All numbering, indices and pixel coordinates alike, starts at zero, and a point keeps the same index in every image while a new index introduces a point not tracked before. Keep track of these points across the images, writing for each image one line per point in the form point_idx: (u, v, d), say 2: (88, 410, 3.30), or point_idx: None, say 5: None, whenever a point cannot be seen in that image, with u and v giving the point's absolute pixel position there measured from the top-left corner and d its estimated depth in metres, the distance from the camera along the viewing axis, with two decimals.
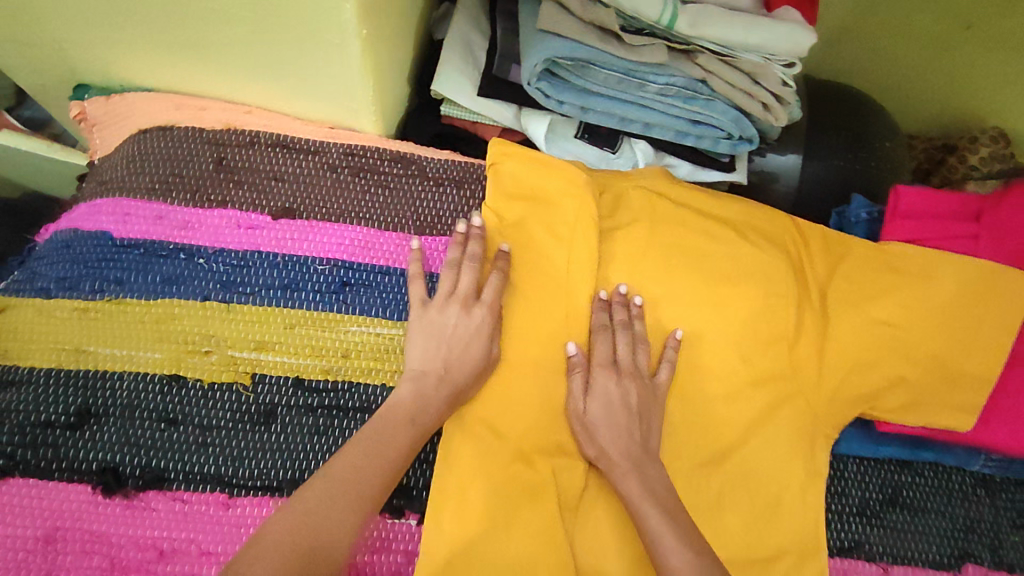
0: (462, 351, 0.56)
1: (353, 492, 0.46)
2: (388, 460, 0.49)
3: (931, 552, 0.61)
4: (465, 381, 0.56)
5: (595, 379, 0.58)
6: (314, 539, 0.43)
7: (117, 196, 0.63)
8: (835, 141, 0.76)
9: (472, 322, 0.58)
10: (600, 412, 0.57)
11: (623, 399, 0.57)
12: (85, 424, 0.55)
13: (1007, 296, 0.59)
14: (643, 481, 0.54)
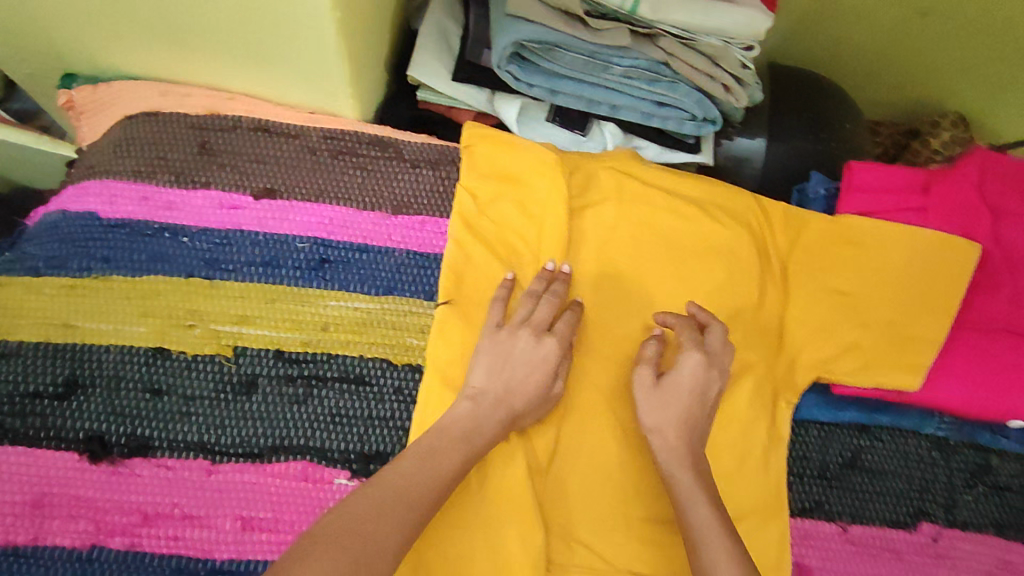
0: (526, 375, 0.56)
1: (404, 500, 0.46)
2: (440, 470, 0.49)
3: (888, 512, 0.64)
4: (525, 412, 0.57)
5: (670, 378, 0.58)
6: (370, 548, 0.42)
7: (102, 178, 0.64)
8: (796, 122, 0.80)
9: (540, 350, 0.58)
10: (675, 412, 0.56)
11: (695, 406, 0.57)
12: (73, 394, 0.57)
13: (954, 264, 0.62)
14: (700, 489, 0.53)
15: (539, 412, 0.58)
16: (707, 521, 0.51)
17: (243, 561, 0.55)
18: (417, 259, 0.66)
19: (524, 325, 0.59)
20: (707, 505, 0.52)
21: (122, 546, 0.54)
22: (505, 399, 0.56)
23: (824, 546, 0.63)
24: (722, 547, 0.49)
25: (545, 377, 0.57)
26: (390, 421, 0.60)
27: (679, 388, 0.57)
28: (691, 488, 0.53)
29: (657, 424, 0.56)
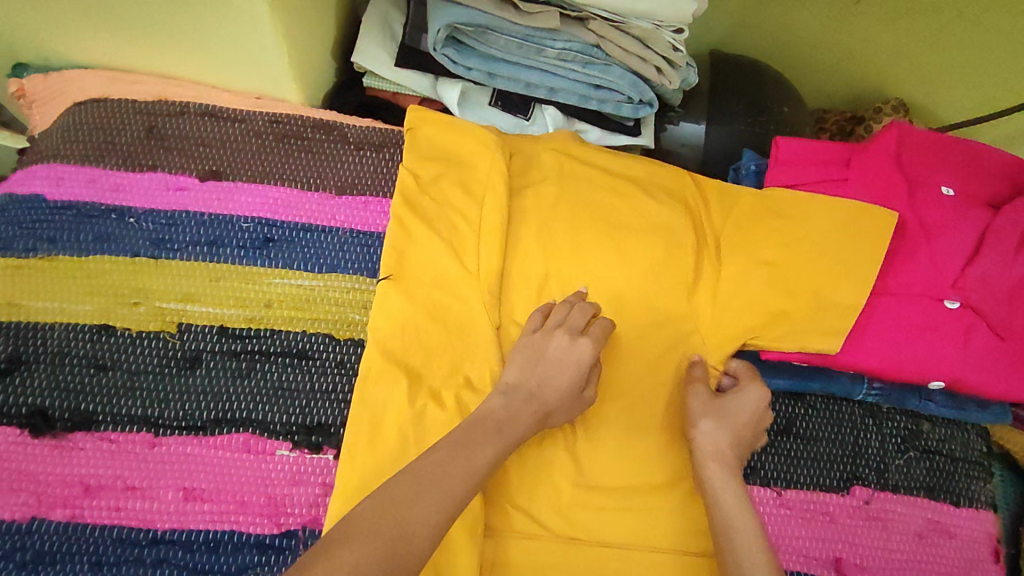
0: (560, 373, 0.58)
1: (446, 499, 0.46)
2: (474, 463, 0.49)
3: (822, 477, 0.66)
4: (555, 409, 0.57)
5: (727, 398, 0.61)
6: (406, 536, 0.42)
7: (50, 162, 0.66)
8: (735, 106, 0.84)
9: (576, 350, 0.59)
10: (730, 429, 0.59)
11: (749, 429, 0.60)
12: (17, 369, 0.58)
13: (875, 234, 0.64)
14: (744, 498, 0.55)
15: (568, 411, 0.59)
16: (748, 526, 0.53)
17: (185, 530, 0.56)
18: (360, 238, 0.67)
19: (562, 328, 0.60)
20: (749, 516, 0.53)
21: (63, 518, 0.55)
22: (542, 394, 0.57)
23: (758, 510, 0.64)
24: (762, 554, 0.50)
25: (578, 374, 0.58)
26: (332, 394, 0.61)
27: (736, 410, 0.60)
28: (735, 502, 0.54)
29: (710, 434, 0.59)
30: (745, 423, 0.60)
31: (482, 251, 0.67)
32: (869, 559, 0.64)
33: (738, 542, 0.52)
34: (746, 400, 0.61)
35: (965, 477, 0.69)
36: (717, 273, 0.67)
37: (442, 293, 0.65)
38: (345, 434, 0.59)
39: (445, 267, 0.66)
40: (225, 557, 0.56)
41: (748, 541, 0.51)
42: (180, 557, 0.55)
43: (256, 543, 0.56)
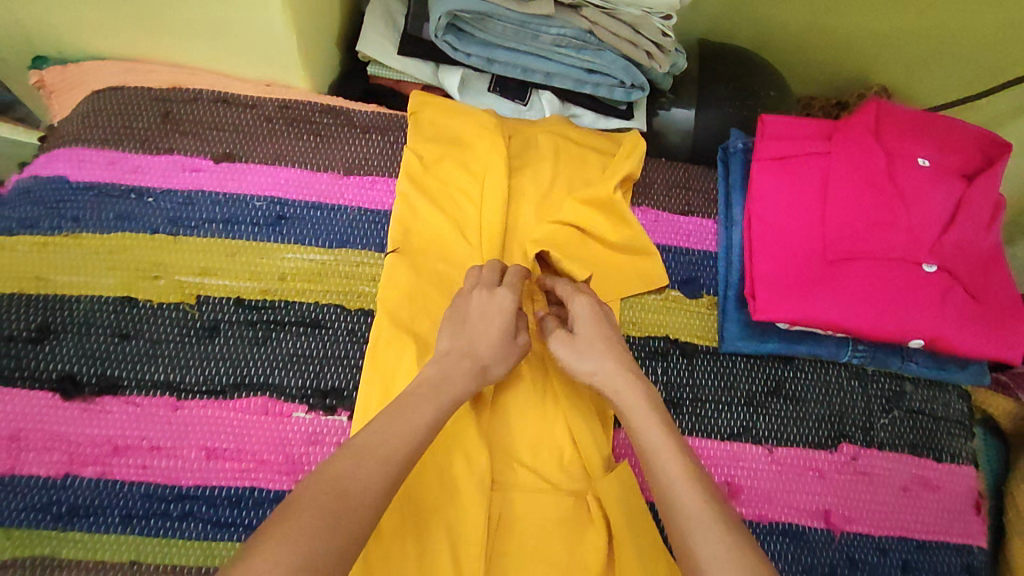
0: (486, 326, 0.61)
1: (388, 469, 0.48)
2: (413, 428, 0.51)
3: (812, 435, 0.70)
4: (491, 360, 0.60)
5: (578, 326, 0.64)
6: (346, 504, 0.44)
7: (72, 146, 0.69)
8: (724, 90, 0.87)
9: (496, 302, 0.63)
10: (598, 351, 0.61)
11: (611, 338, 0.63)
12: (46, 338, 0.61)
13: (856, 203, 0.68)
14: (649, 412, 0.57)
15: (505, 361, 0.62)
16: (661, 441, 0.54)
17: (207, 486, 0.59)
18: (368, 215, 0.71)
19: (478, 287, 0.64)
20: (655, 426, 0.56)
21: (94, 474, 0.58)
22: (473, 346, 0.60)
23: (751, 467, 0.68)
24: (677, 463, 0.52)
25: (506, 323, 0.62)
26: (345, 359, 0.65)
27: (591, 330, 0.63)
28: (661, 444, 0.54)
29: (586, 371, 0.61)
30: (603, 333, 0.63)
31: (484, 226, 0.70)
32: (857, 512, 0.68)
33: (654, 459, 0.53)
34: (582, 318, 0.64)
35: (946, 434, 0.72)
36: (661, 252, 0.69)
37: (447, 265, 0.69)
38: (357, 397, 0.63)
39: (447, 241, 0.70)
40: (246, 510, 0.59)
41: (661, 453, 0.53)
42: (205, 510, 0.59)
43: (275, 498, 0.60)
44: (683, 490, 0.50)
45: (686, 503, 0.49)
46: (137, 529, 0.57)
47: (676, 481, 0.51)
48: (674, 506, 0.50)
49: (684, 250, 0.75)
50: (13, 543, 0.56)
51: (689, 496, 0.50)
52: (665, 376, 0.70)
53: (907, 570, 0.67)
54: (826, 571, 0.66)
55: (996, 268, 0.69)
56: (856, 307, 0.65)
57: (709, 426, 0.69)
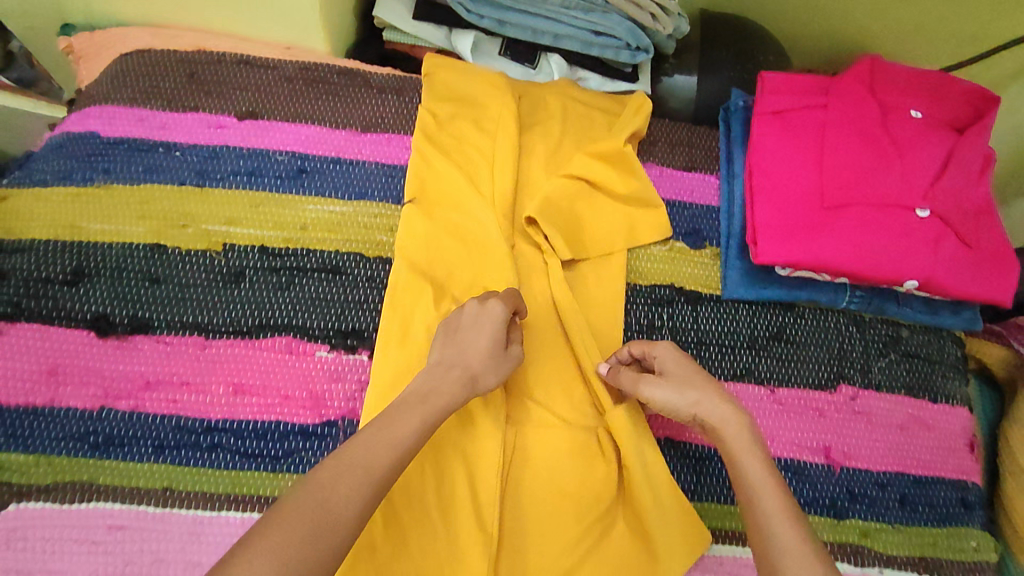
0: (474, 339, 0.60)
1: (369, 483, 0.47)
2: (396, 440, 0.50)
3: (811, 377, 0.73)
4: (481, 369, 0.59)
5: (667, 366, 0.62)
6: (326, 517, 0.44)
7: (102, 104, 0.73)
8: (724, 55, 0.91)
9: (486, 313, 0.61)
10: (696, 385, 0.59)
11: (703, 373, 0.61)
12: (81, 281, 0.64)
13: (853, 154, 0.70)
14: (751, 446, 0.55)
15: (497, 371, 0.60)
16: (763, 477, 0.53)
17: (235, 420, 0.62)
18: (385, 169, 0.74)
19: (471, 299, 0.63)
20: (758, 466, 0.53)
21: (128, 407, 0.61)
22: (462, 357, 0.59)
23: (754, 406, 0.71)
24: (779, 503, 0.51)
25: (496, 333, 0.60)
26: (365, 303, 0.68)
27: (682, 368, 0.61)
28: (763, 484, 0.52)
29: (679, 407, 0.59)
30: (696, 371, 0.61)
31: (495, 180, 0.73)
32: (855, 449, 0.71)
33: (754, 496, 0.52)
34: (668, 359, 0.62)
35: (941, 377, 0.75)
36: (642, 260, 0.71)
37: (461, 213, 0.72)
38: (377, 336, 0.66)
39: (460, 192, 0.72)
40: (272, 442, 0.62)
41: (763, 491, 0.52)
42: (233, 442, 0.62)
43: (300, 431, 0.63)
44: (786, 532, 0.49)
45: (789, 545, 0.48)
46: (169, 458, 0.60)
47: (778, 521, 0.50)
48: (775, 546, 0.49)
49: (687, 204, 0.78)
50: (53, 469, 0.59)
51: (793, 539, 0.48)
52: (671, 321, 0.73)
53: (905, 503, 0.70)
54: (826, 503, 0.68)
55: (988, 216, 0.72)
56: (859, 252, 0.68)
57: (713, 368, 0.72)
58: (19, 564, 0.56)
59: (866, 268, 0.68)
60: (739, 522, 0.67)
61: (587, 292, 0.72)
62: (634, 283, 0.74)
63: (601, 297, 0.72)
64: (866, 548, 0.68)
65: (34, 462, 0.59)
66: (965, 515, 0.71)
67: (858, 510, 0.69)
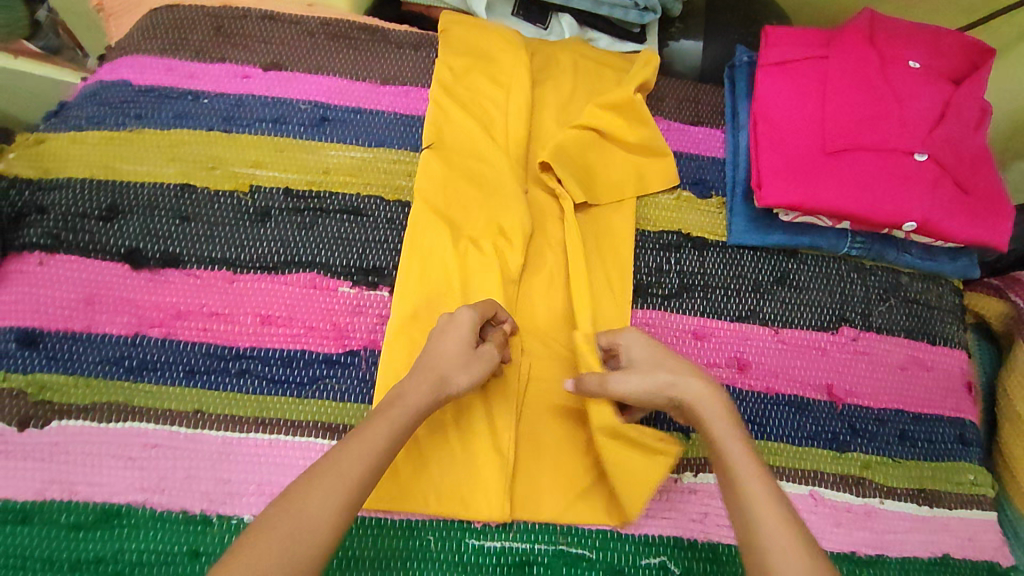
0: (442, 347, 0.59)
1: (343, 492, 0.48)
2: (371, 446, 0.51)
3: (814, 319, 0.75)
4: (448, 370, 0.58)
5: (634, 354, 0.62)
6: (303, 533, 0.46)
7: (133, 55, 0.76)
8: (731, 19, 0.94)
9: (455, 322, 0.61)
10: (669, 369, 0.60)
11: (673, 357, 0.61)
12: (116, 217, 0.67)
13: (852, 104, 0.73)
14: (726, 425, 0.56)
15: (469, 372, 0.59)
16: (742, 459, 0.53)
17: (262, 348, 0.65)
18: (404, 119, 0.77)
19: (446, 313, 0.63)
20: (738, 450, 0.54)
21: (160, 335, 0.64)
22: (427, 362, 0.58)
23: (759, 345, 0.73)
24: (759, 484, 0.52)
25: (462, 335, 0.60)
26: (385, 243, 0.70)
27: (649, 354, 0.62)
28: (744, 468, 0.53)
29: (650, 390, 0.59)
30: (664, 355, 0.61)
31: (509, 129, 0.76)
32: (857, 387, 0.73)
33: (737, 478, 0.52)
34: (636, 346, 0.63)
35: (940, 322, 0.77)
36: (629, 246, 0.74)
37: (476, 159, 0.75)
38: (398, 272, 0.68)
39: (474, 140, 0.75)
40: (298, 369, 0.64)
41: (745, 473, 0.52)
42: (260, 369, 0.64)
43: (324, 359, 0.65)
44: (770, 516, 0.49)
45: (768, 525, 0.49)
46: (199, 382, 0.63)
47: (761, 506, 0.50)
48: (754, 527, 0.49)
49: (695, 155, 0.81)
50: (90, 390, 0.61)
51: (775, 523, 0.49)
52: (679, 265, 0.75)
53: (904, 438, 0.72)
54: (829, 437, 0.71)
55: (986, 162, 0.74)
56: (859, 193, 0.71)
57: (720, 309, 0.74)
58: (63, 474, 0.58)
59: (866, 210, 0.71)
60: None
61: (597, 235, 0.75)
62: (642, 229, 0.76)
63: (612, 241, 0.75)
64: (869, 480, 0.70)
65: (72, 383, 0.61)
66: (963, 452, 0.73)
67: (859, 444, 0.71)
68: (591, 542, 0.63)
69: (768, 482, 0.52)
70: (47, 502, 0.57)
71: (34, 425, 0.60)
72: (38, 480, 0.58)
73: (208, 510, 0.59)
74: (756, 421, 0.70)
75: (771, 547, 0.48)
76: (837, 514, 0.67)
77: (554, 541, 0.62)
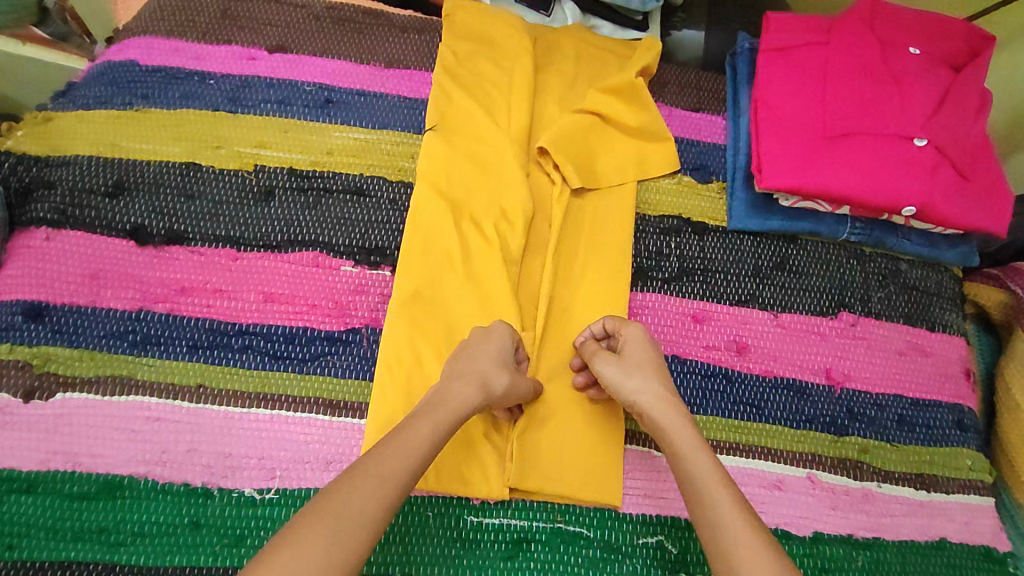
0: (485, 351, 0.60)
1: (383, 495, 0.49)
2: (413, 449, 0.52)
3: (813, 304, 0.75)
4: (492, 370, 0.59)
5: (624, 349, 0.63)
6: (343, 534, 0.46)
7: (141, 36, 0.77)
8: (732, 9, 0.94)
9: (493, 334, 0.62)
10: (642, 373, 0.61)
11: (657, 362, 0.62)
12: (122, 194, 0.68)
13: (850, 91, 0.74)
14: (692, 431, 0.57)
15: (509, 375, 0.60)
16: (705, 464, 0.54)
17: (265, 324, 0.65)
18: (407, 102, 0.77)
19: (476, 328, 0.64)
20: (704, 456, 0.55)
21: (164, 310, 0.64)
22: (475, 363, 0.59)
23: (758, 329, 0.73)
24: (723, 489, 0.52)
25: (506, 346, 0.62)
26: (388, 223, 0.71)
27: (638, 351, 0.62)
28: (709, 473, 0.54)
29: (622, 385, 0.60)
30: (653, 358, 0.62)
31: (512, 113, 0.77)
32: (856, 371, 0.73)
33: (699, 487, 0.53)
34: (633, 339, 0.64)
35: (938, 309, 0.78)
36: (627, 228, 0.74)
37: (479, 141, 0.75)
38: (399, 252, 0.69)
39: (475, 122, 0.76)
40: (300, 346, 0.65)
41: (707, 477, 0.53)
42: (262, 344, 0.64)
43: (326, 336, 0.65)
44: (735, 524, 0.50)
45: (731, 529, 0.50)
46: (201, 357, 0.63)
47: (727, 515, 0.51)
48: (718, 531, 0.50)
49: (696, 141, 0.82)
50: (95, 363, 0.61)
51: (739, 527, 0.50)
52: (679, 249, 0.76)
53: (903, 423, 0.72)
54: (826, 421, 0.71)
55: (984, 149, 0.75)
56: (858, 177, 0.71)
57: (720, 293, 0.74)
58: (65, 446, 0.58)
59: (864, 195, 0.71)
60: (741, 436, 0.69)
61: (599, 218, 0.75)
62: (643, 214, 0.77)
63: (612, 223, 0.75)
64: (866, 464, 0.70)
65: (77, 356, 0.61)
66: (962, 437, 0.73)
67: (858, 428, 0.71)
68: (588, 521, 0.62)
69: (734, 490, 0.53)
70: (50, 472, 0.57)
71: (39, 396, 0.60)
72: (41, 451, 0.58)
73: (209, 484, 0.59)
74: (754, 404, 0.70)
75: (730, 549, 0.49)
76: (835, 497, 0.68)
77: (552, 519, 0.62)
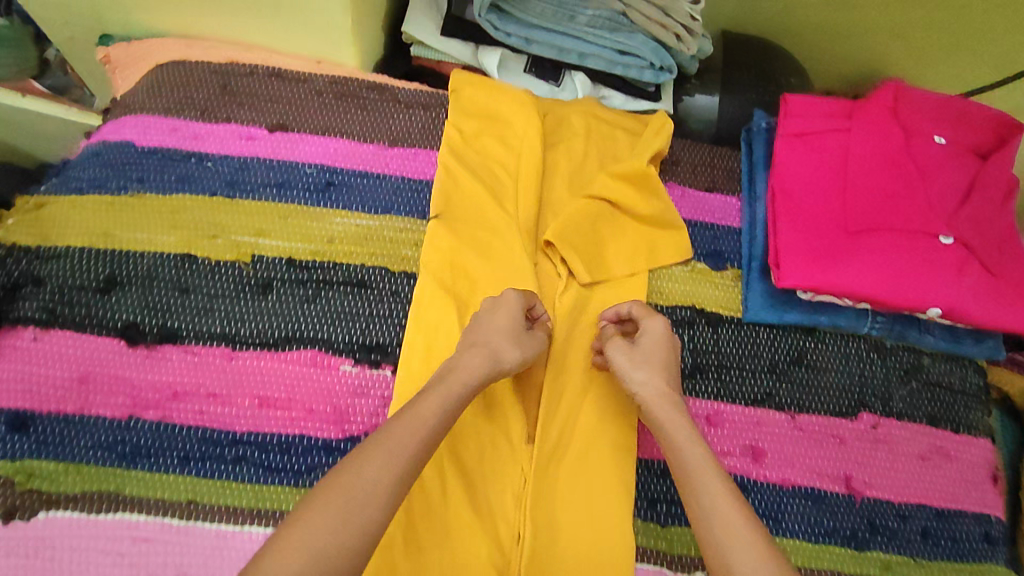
0: (497, 318, 0.62)
1: (396, 464, 0.48)
2: (424, 422, 0.52)
3: (832, 404, 0.72)
4: (502, 343, 0.60)
5: (639, 339, 0.64)
6: (357, 504, 0.45)
7: (138, 114, 0.74)
8: (746, 76, 0.91)
9: (503, 303, 0.64)
10: (650, 365, 0.61)
11: (669, 356, 0.63)
12: (114, 289, 0.65)
13: (871, 182, 0.71)
14: (687, 425, 0.57)
15: (520, 346, 0.61)
16: (700, 454, 0.54)
17: (260, 433, 0.62)
18: (412, 184, 0.74)
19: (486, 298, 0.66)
20: (700, 445, 0.55)
21: (155, 418, 0.61)
22: (485, 337, 0.61)
23: (775, 432, 0.70)
24: (716, 478, 0.52)
25: (515, 317, 0.63)
26: (390, 318, 0.68)
27: (652, 344, 0.63)
28: (703, 460, 0.54)
29: (630, 372, 0.61)
30: (666, 352, 0.63)
31: (519, 196, 0.74)
32: (877, 480, 0.70)
33: (690, 473, 0.53)
34: (651, 331, 0.64)
35: (963, 408, 0.74)
36: None
37: (484, 228, 0.72)
38: (402, 351, 0.66)
39: (480, 208, 0.73)
40: (296, 457, 0.62)
41: (702, 466, 0.53)
42: (257, 455, 0.61)
43: (323, 446, 0.62)
44: (723, 507, 0.50)
45: (721, 514, 0.49)
46: (193, 470, 0.60)
47: (719, 499, 0.50)
48: (707, 517, 0.50)
49: (710, 225, 0.79)
50: (81, 479, 0.59)
51: (731, 512, 0.49)
52: (692, 343, 0.72)
53: (927, 536, 0.69)
54: (847, 534, 0.67)
55: (1012, 243, 0.71)
56: (888, 276, 0.67)
57: (735, 392, 0.71)
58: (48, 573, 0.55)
59: (895, 294, 0.67)
60: None
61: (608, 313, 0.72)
62: (655, 304, 0.74)
63: None
64: None
65: (63, 471, 0.59)
66: (989, 550, 0.69)
67: (880, 543, 0.67)
68: None
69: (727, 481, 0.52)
70: None
71: (20, 517, 0.57)
72: None
73: None
74: (769, 514, 0.67)
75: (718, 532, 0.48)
76: None
77: None
